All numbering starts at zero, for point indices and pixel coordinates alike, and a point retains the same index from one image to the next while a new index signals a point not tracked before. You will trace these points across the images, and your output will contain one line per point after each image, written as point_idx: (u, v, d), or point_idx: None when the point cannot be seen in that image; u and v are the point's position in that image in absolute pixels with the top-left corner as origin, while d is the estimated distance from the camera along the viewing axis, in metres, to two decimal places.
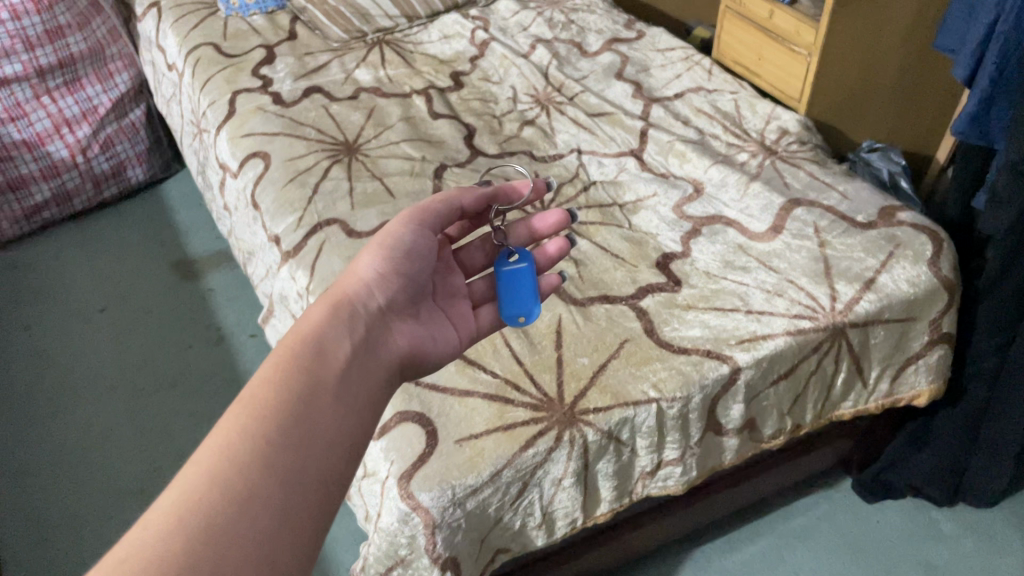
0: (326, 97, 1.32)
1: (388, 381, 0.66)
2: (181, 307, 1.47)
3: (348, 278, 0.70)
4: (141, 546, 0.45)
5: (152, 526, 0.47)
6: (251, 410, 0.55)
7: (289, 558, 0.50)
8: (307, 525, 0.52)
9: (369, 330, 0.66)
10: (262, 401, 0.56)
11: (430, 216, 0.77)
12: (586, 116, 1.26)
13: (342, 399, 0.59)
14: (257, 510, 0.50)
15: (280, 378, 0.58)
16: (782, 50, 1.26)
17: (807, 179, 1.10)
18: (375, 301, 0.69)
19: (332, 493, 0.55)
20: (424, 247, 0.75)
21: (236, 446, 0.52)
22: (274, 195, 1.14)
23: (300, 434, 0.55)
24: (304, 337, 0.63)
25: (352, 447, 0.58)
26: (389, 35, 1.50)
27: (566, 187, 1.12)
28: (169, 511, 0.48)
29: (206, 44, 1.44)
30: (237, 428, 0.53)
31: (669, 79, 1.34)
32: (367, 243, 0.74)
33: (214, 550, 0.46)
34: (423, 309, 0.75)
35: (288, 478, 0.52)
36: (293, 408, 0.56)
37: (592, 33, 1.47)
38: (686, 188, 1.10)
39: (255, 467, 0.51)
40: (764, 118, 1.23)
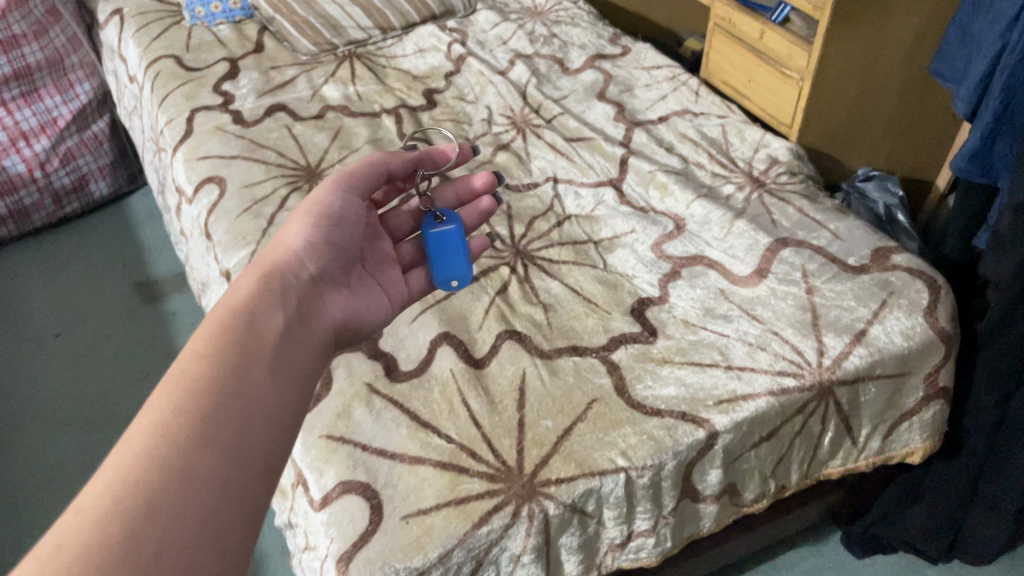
0: (290, 117, 1.25)
1: (322, 351, 0.67)
2: (141, 332, 1.41)
3: (280, 249, 0.70)
4: (74, 535, 0.43)
5: (85, 513, 0.44)
6: (177, 387, 0.54)
7: (233, 532, 0.49)
8: (249, 499, 0.51)
9: (301, 302, 0.67)
10: (189, 376, 0.55)
11: (356, 184, 0.81)
12: (565, 140, 1.18)
13: (275, 371, 0.59)
14: (198, 484, 0.49)
15: (207, 352, 0.58)
16: (772, 73, 1.18)
17: (796, 216, 1.03)
18: (306, 272, 0.70)
19: (270, 467, 0.55)
20: (353, 215, 0.78)
21: (168, 422, 0.51)
22: (227, 226, 1.06)
23: (232, 407, 0.54)
24: (234, 311, 0.62)
25: (286, 420, 0.58)
26: (361, 48, 1.43)
27: (539, 221, 1.05)
28: (105, 490, 0.46)
29: (167, 56, 1.37)
30: (167, 404, 0.52)
31: (654, 100, 1.26)
32: (294, 214, 0.76)
33: (157, 526, 0.45)
34: (356, 279, 0.77)
35: (225, 453, 0.51)
36: (220, 381, 0.56)
37: (575, 48, 1.39)
38: (665, 224, 1.03)
39: (189, 442, 0.50)
40: (752, 146, 1.16)
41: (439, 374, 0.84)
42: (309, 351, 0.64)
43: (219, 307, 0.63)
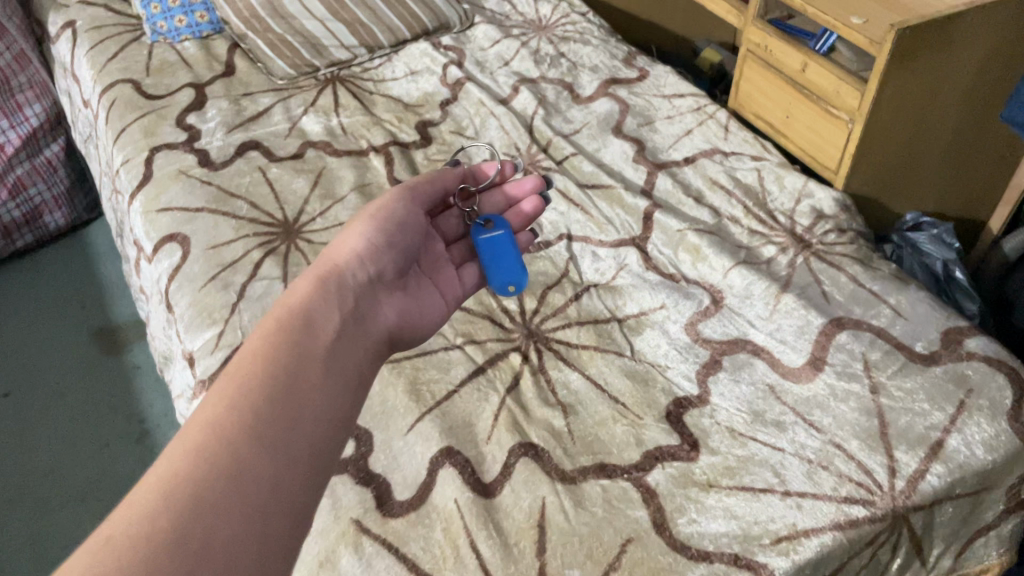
0: (264, 157, 1.10)
1: (374, 352, 0.69)
2: (102, 390, 1.26)
3: (338, 251, 0.74)
4: (122, 525, 0.46)
5: (136, 505, 0.47)
6: (238, 388, 0.57)
7: (282, 526, 0.51)
8: (299, 495, 0.53)
9: (358, 301, 0.69)
10: (248, 376, 0.58)
11: (419, 192, 0.83)
12: (578, 188, 1.04)
13: (330, 371, 0.62)
14: (248, 482, 0.51)
15: (266, 353, 0.60)
16: (815, 111, 1.03)
17: (851, 288, 0.89)
18: (364, 272, 0.72)
19: (322, 464, 0.57)
20: (412, 221, 0.81)
21: (224, 422, 0.54)
22: (191, 298, 0.92)
23: (286, 407, 0.57)
24: (292, 312, 0.66)
25: (340, 421, 0.60)
26: (345, 69, 1.26)
27: (553, 292, 0.91)
28: (156, 489, 0.48)
29: (124, 81, 1.21)
30: (226, 403, 0.55)
31: (677, 136, 1.12)
32: (358, 215, 0.79)
33: (207, 519, 0.48)
34: (409, 283, 0.79)
35: (276, 454, 0.54)
36: (278, 383, 0.58)
37: (585, 71, 1.24)
38: (700, 297, 0.89)
39: (243, 445, 0.53)
40: (792, 195, 1.02)
41: (442, 506, 0.70)
42: (362, 353, 0.67)
43: (279, 307, 0.66)
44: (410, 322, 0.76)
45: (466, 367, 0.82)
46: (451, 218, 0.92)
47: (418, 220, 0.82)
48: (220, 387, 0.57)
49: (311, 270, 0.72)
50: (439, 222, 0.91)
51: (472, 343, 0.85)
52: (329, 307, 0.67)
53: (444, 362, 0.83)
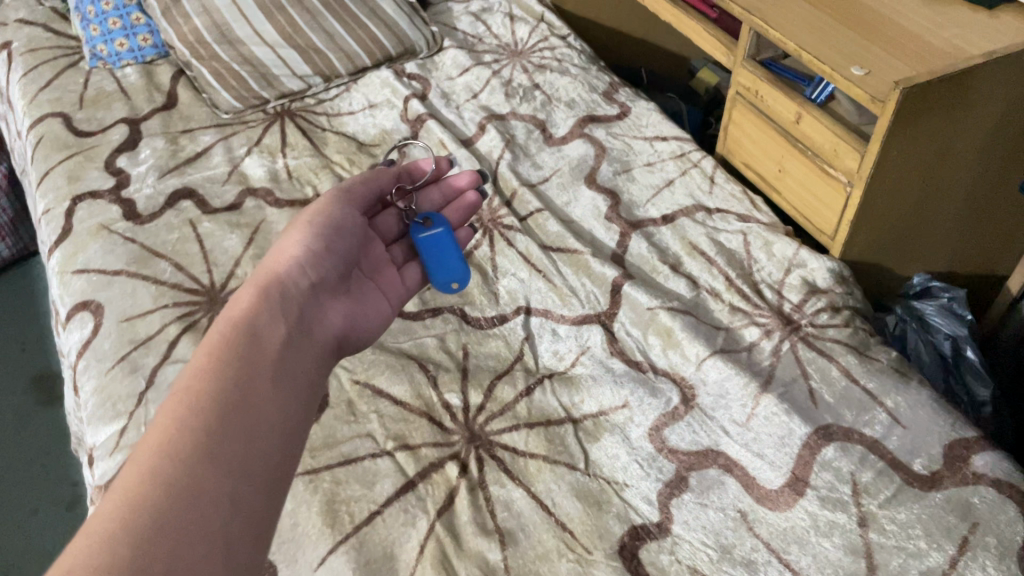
0: (197, 208, 0.99)
1: (324, 361, 0.68)
2: (35, 446, 1.17)
3: (280, 256, 0.72)
4: (83, 559, 0.44)
5: (91, 538, 0.45)
6: (182, 408, 0.55)
7: (241, 548, 0.50)
8: (256, 513, 0.52)
9: (304, 309, 0.68)
10: (192, 396, 0.56)
11: (353, 195, 0.81)
12: (541, 251, 0.93)
13: (278, 385, 0.61)
14: (204, 504, 0.50)
15: (212, 367, 0.59)
16: (810, 168, 0.91)
17: (842, 386, 0.78)
18: (307, 278, 0.70)
19: (276, 479, 0.56)
20: (349, 224, 0.78)
21: (172, 445, 0.52)
22: (98, 382, 0.82)
23: (235, 424, 0.55)
24: (236, 322, 0.64)
25: (292, 431, 0.60)
26: (297, 100, 1.16)
27: (502, 384, 0.80)
28: (107, 523, 0.46)
29: (54, 115, 1.10)
30: (171, 426, 0.53)
31: (656, 187, 1.00)
32: (294, 220, 0.76)
33: (168, 547, 0.46)
34: (353, 287, 0.77)
35: (227, 476, 0.52)
36: (224, 399, 0.56)
37: (560, 107, 1.13)
38: (669, 395, 0.78)
39: (194, 469, 0.51)
40: (782, 265, 0.90)
41: None
42: (312, 360, 0.66)
43: (224, 318, 0.64)
44: (356, 326, 0.75)
45: (394, 480, 0.72)
46: (389, 218, 0.89)
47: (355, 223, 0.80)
48: (164, 411, 0.55)
49: (256, 277, 0.70)
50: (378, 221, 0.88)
51: (404, 449, 0.74)
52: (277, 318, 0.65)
53: (370, 474, 0.72)
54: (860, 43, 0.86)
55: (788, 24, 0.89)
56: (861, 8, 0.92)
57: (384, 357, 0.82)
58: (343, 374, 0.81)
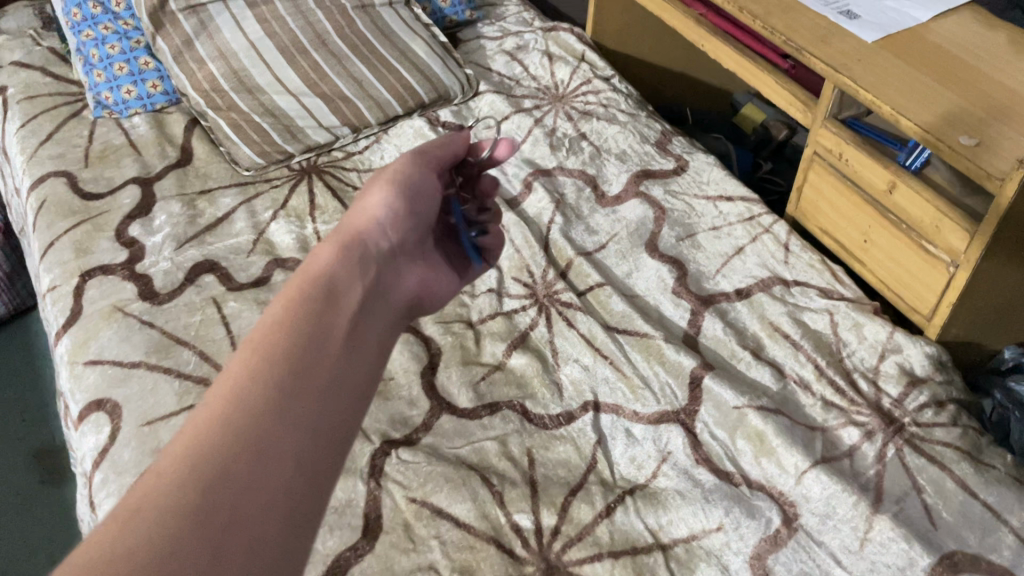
0: (220, 283, 0.89)
1: (395, 326, 0.61)
2: (37, 532, 1.06)
3: (359, 210, 0.65)
4: (146, 501, 0.40)
5: (154, 482, 0.42)
6: (259, 365, 0.49)
7: (302, 520, 0.45)
8: (319, 474, 0.47)
9: (380, 270, 0.61)
10: (270, 354, 0.50)
11: (435, 159, 0.71)
12: (606, 334, 0.84)
13: (354, 346, 0.54)
14: (266, 470, 0.44)
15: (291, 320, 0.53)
16: (904, 241, 0.82)
17: (960, 500, 0.69)
18: (387, 242, 0.63)
19: (343, 442, 0.50)
20: (428, 191, 0.69)
21: (242, 404, 0.47)
22: (119, 498, 0.72)
23: (309, 388, 0.49)
24: (313, 269, 0.58)
25: (365, 393, 0.54)
26: (323, 154, 1.06)
27: (577, 501, 0.71)
28: (166, 482, 0.42)
29: (57, 175, 1.00)
30: (244, 382, 0.48)
31: (726, 256, 0.91)
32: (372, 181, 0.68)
33: (229, 500, 0.42)
34: (427, 252, 0.70)
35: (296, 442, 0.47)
36: (302, 361, 0.50)
37: (611, 160, 1.03)
38: (768, 515, 0.69)
39: (262, 433, 0.46)
40: (875, 349, 0.81)
41: None
42: (384, 322, 0.60)
43: (306, 268, 0.58)
44: (429, 291, 0.69)
45: None
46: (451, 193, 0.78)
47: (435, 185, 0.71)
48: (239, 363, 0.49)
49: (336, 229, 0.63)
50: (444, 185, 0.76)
51: None
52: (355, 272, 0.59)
53: None
54: (967, 110, 0.77)
55: (881, 84, 0.80)
56: (962, 66, 0.82)
57: (440, 468, 0.72)
58: (396, 491, 0.71)
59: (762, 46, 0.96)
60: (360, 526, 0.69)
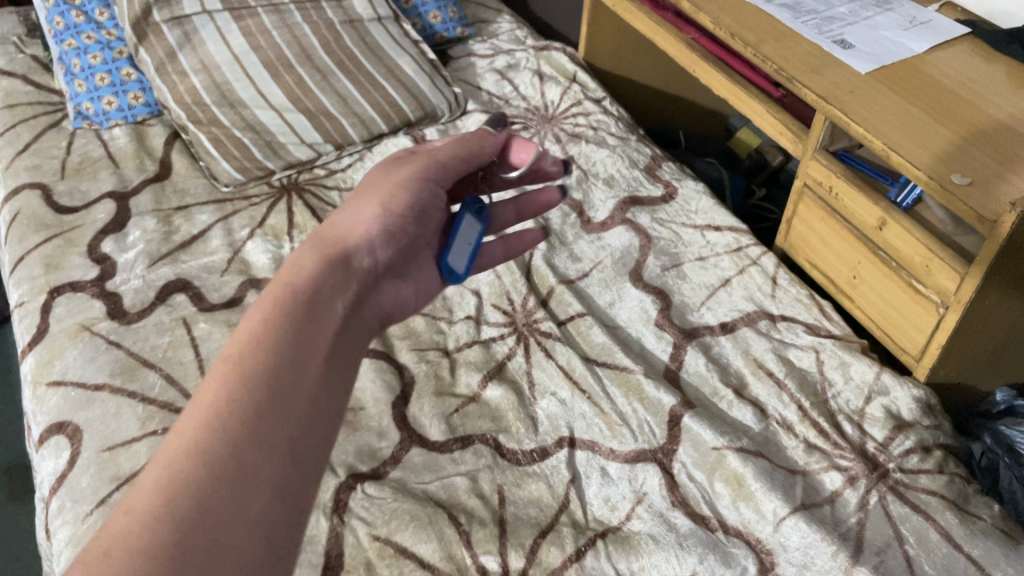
0: (191, 303, 0.87)
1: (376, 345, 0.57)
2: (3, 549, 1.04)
3: (340, 223, 0.58)
4: (120, 541, 0.37)
5: (131, 516, 0.38)
6: (232, 388, 0.44)
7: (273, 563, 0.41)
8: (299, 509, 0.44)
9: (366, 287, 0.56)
10: (246, 374, 0.45)
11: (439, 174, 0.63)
12: (585, 366, 0.82)
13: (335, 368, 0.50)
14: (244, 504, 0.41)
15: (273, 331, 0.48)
16: (894, 280, 0.80)
17: (944, 553, 0.67)
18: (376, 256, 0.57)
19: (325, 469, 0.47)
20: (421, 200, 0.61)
21: (215, 425, 0.42)
22: (72, 529, 0.69)
23: (291, 408, 0.45)
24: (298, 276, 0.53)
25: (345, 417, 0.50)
26: (305, 171, 1.05)
27: (546, 544, 0.68)
28: (139, 514, 0.38)
29: (32, 187, 0.98)
30: (213, 400, 0.43)
31: (713, 288, 0.89)
32: (364, 195, 0.61)
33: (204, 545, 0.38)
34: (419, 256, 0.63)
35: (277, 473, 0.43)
36: (280, 381, 0.46)
37: (598, 185, 1.01)
38: (744, 564, 0.67)
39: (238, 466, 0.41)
40: (861, 390, 0.79)
41: None
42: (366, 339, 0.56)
43: (286, 271, 0.53)
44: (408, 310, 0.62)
45: None
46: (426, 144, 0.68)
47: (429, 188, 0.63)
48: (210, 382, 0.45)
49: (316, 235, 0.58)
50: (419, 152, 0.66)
51: None
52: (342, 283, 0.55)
53: None
54: (961, 148, 0.74)
55: (872, 118, 0.78)
56: (958, 102, 0.80)
57: (407, 505, 0.70)
58: (360, 528, 0.68)
59: (755, 74, 0.94)
60: (320, 564, 0.66)
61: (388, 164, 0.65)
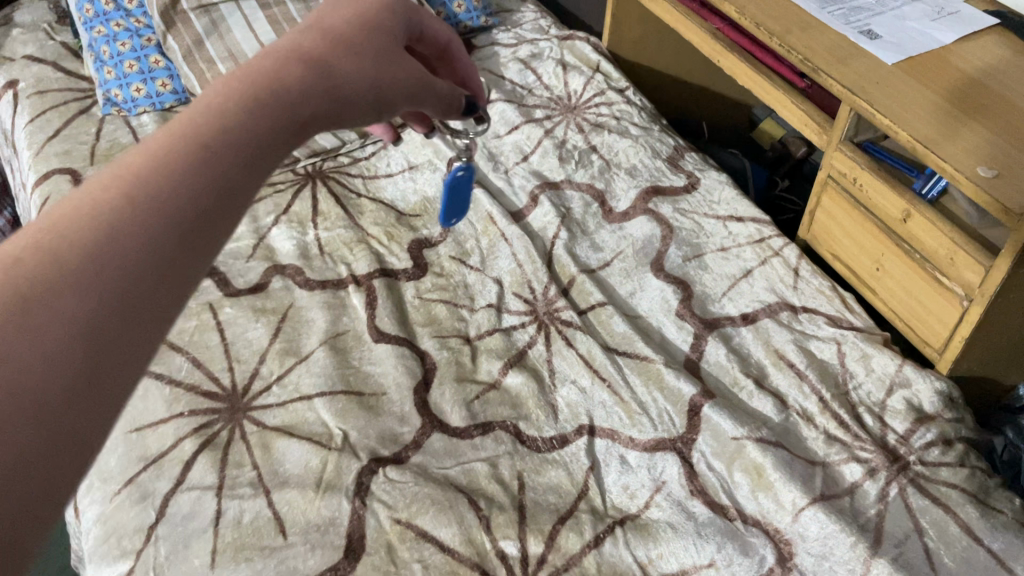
0: (217, 288, 0.88)
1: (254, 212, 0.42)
2: None
3: (334, 48, 0.44)
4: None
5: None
6: (95, 238, 0.32)
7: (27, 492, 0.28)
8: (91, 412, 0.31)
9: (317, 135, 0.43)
10: (126, 232, 0.33)
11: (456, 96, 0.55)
12: (606, 355, 0.82)
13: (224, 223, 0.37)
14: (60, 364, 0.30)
15: (194, 172, 0.36)
16: (918, 273, 0.79)
17: (964, 546, 0.66)
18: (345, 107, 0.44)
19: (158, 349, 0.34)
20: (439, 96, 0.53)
21: (84, 258, 0.32)
22: (99, 506, 0.70)
23: (169, 291, 0.34)
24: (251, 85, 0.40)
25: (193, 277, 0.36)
26: (329, 159, 1.08)
27: (565, 530, 0.69)
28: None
29: (62, 172, 1.00)
30: (87, 219, 0.33)
31: (734, 279, 0.89)
32: (374, 36, 0.47)
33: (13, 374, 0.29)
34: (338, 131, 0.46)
35: (73, 424, 0.29)
36: (146, 258, 0.33)
37: (621, 175, 1.02)
38: (762, 553, 0.67)
39: (51, 384, 0.29)
40: (883, 382, 0.79)
41: None
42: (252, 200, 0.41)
43: (220, 100, 0.39)
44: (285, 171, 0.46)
45: None
46: (436, 17, 0.55)
47: (397, 103, 0.48)
48: (106, 178, 0.35)
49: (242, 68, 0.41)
50: (427, 33, 0.54)
51: None
52: (290, 147, 0.41)
53: None
54: (988, 140, 0.73)
55: (898, 108, 0.77)
56: (986, 94, 0.79)
57: (428, 489, 0.70)
58: (381, 511, 0.69)
59: (780, 66, 0.94)
60: (342, 546, 0.67)
61: (379, 34, 0.47)
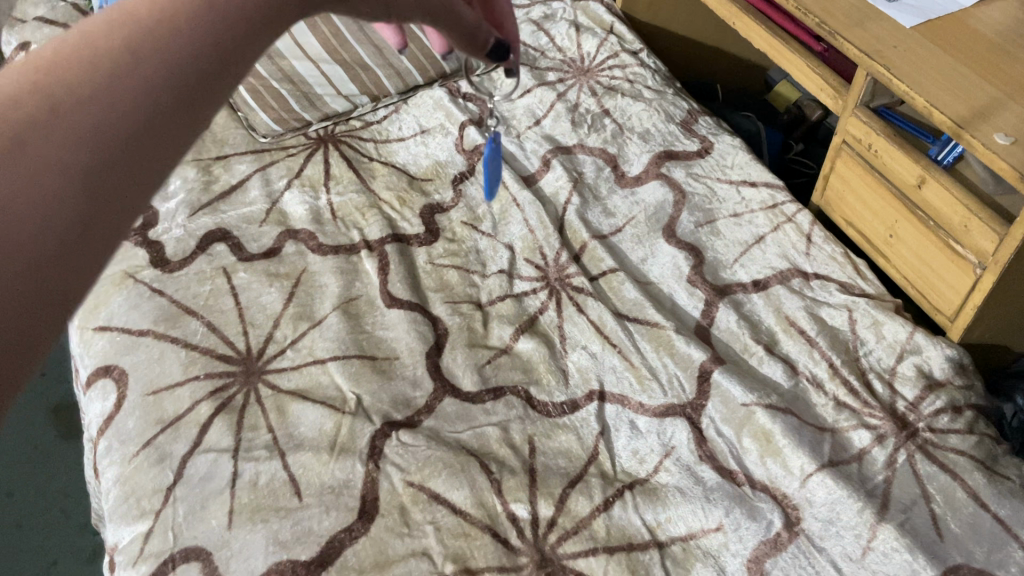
0: (231, 253, 0.89)
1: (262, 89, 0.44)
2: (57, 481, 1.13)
3: None
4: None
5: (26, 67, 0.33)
6: (117, 49, 0.34)
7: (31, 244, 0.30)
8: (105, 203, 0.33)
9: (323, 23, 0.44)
10: (146, 53, 0.35)
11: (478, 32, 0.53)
12: (617, 321, 0.82)
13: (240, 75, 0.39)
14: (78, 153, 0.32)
15: (200, 24, 0.37)
16: (931, 239, 0.79)
17: (970, 512, 0.67)
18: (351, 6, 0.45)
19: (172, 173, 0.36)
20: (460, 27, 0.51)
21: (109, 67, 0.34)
22: (118, 467, 0.72)
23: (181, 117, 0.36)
24: None
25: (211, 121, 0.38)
26: (341, 122, 1.07)
27: (575, 494, 0.70)
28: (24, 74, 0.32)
29: None
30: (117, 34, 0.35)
31: (746, 244, 0.89)
32: None
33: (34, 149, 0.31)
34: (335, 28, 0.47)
35: (77, 245, 0.31)
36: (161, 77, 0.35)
37: (634, 139, 1.01)
38: (770, 517, 0.68)
39: (70, 168, 0.32)
40: (894, 349, 0.79)
41: None
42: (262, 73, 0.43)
43: None
44: None
45: None
46: None
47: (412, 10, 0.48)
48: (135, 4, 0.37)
49: None
50: None
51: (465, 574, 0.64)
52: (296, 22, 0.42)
53: None
54: (1006, 105, 0.72)
55: (915, 73, 0.76)
56: (1006, 58, 0.78)
57: (440, 453, 0.72)
58: (394, 474, 0.70)
59: (796, 29, 0.93)
60: (356, 508, 0.68)
61: None
